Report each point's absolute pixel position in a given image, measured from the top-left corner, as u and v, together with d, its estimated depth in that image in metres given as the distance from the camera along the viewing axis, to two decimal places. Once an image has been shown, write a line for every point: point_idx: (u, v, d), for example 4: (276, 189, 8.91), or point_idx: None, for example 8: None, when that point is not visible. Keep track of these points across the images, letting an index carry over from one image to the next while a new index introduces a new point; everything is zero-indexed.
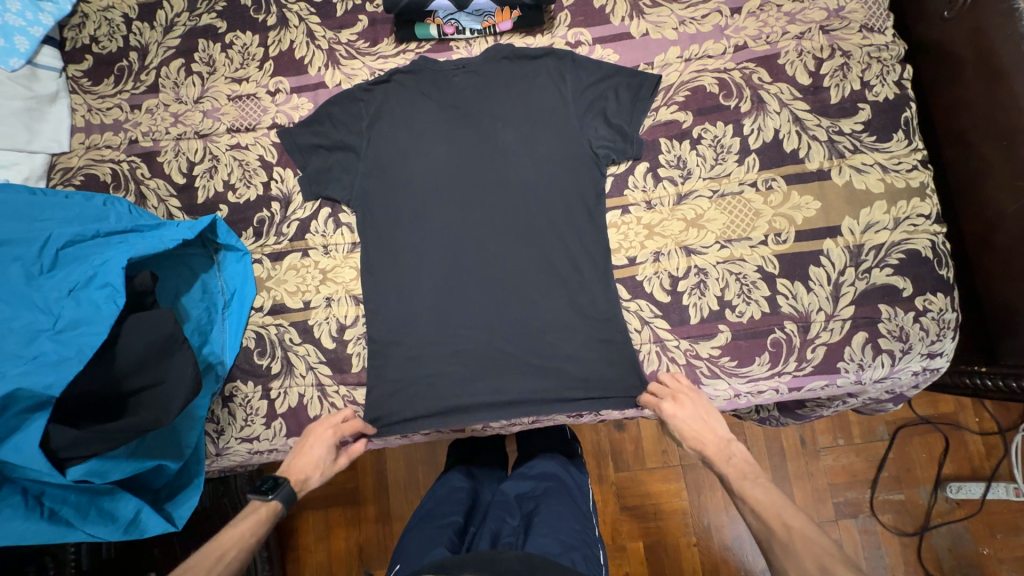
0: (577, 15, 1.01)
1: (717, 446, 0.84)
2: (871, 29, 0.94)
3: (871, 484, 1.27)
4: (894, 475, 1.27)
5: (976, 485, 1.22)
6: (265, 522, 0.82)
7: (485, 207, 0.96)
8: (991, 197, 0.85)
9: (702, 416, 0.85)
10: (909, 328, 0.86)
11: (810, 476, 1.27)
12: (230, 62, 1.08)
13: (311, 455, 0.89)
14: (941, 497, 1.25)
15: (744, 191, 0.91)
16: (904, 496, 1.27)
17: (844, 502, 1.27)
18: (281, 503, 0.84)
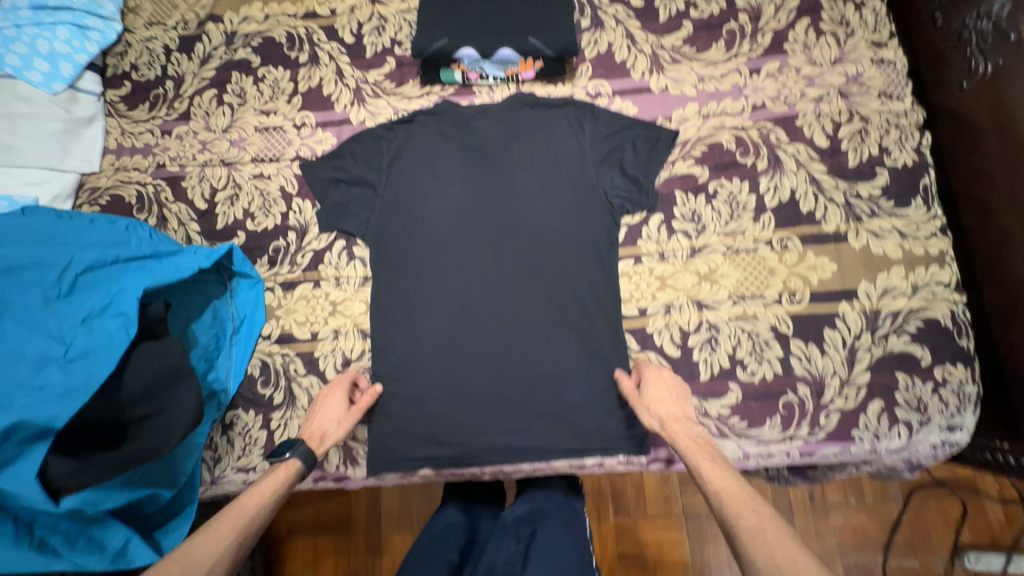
0: (598, 67, 1.04)
1: (684, 421, 0.80)
2: (889, 95, 0.95)
3: (884, 545, 1.21)
4: (909, 540, 1.21)
5: (997, 556, 1.15)
6: (284, 482, 0.80)
7: (497, 249, 0.97)
8: (1014, 269, 0.84)
9: (674, 392, 0.84)
10: (928, 399, 0.84)
11: (818, 536, 1.22)
12: (260, 95, 1.12)
13: (327, 410, 0.89)
14: (958, 567, 1.19)
15: (758, 248, 0.91)
16: (919, 563, 1.20)
17: (854, 566, 1.21)
18: (300, 463, 0.83)
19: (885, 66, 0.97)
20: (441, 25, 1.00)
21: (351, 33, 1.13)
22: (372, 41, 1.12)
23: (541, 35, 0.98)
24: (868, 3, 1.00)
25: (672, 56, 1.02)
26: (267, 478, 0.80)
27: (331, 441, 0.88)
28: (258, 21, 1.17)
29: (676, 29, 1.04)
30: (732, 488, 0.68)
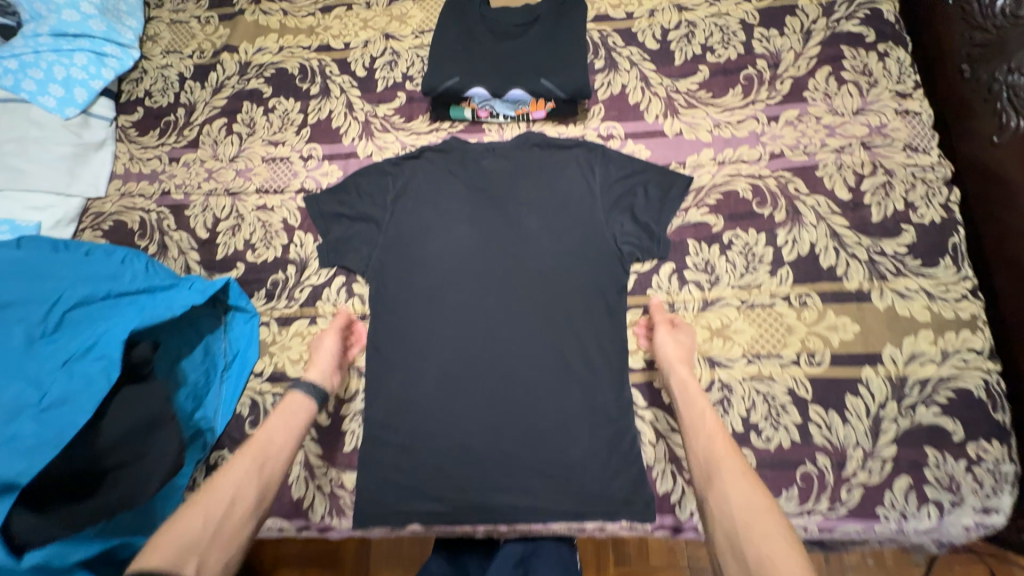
0: (611, 109, 1.02)
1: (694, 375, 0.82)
2: (915, 148, 0.92)
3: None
4: None
5: None
6: (292, 408, 0.84)
7: (501, 289, 0.93)
8: None
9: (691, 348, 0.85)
10: (960, 478, 0.77)
11: None
12: (270, 125, 1.12)
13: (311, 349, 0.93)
14: None
15: (775, 304, 0.86)
16: None
17: None
18: (298, 392, 0.86)
19: (910, 118, 0.93)
20: (452, 64, 0.99)
21: (363, 67, 1.13)
22: (384, 75, 1.12)
23: (553, 78, 0.96)
24: (891, 53, 0.98)
25: (687, 100, 1.00)
26: (275, 412, 0.84)
27: (329, 362, 0.90)
28: (273, 52, 1.18)
29: (691, 73, 1.02)
30: (719, 435, 0.74)
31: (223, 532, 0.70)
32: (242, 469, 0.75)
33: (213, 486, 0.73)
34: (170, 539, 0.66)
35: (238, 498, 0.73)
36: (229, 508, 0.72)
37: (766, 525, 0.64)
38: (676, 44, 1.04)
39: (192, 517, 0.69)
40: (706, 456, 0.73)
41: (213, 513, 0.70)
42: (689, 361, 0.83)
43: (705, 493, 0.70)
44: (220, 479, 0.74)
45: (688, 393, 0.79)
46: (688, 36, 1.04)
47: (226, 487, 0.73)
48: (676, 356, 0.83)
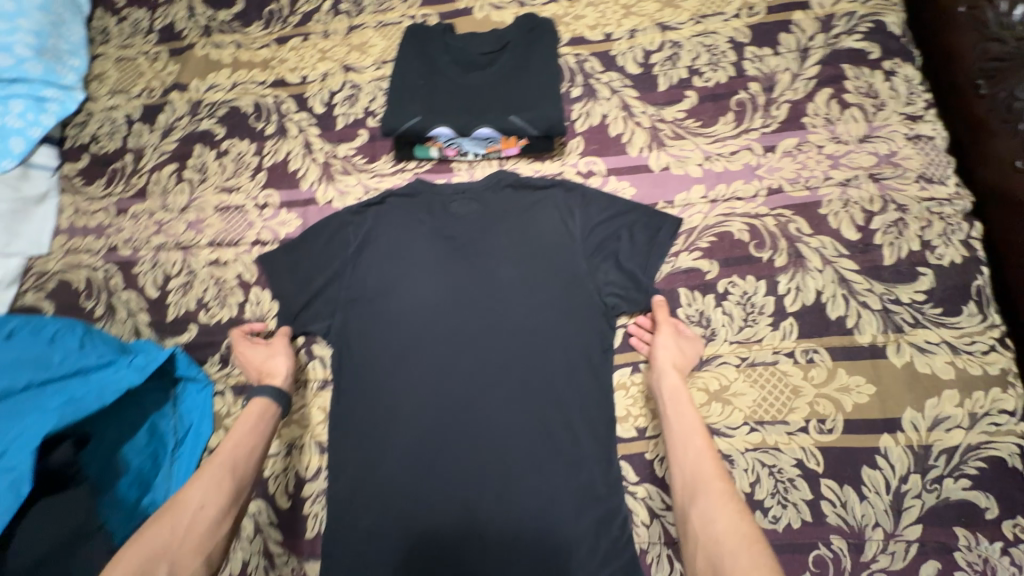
0: (590, 143, 0.93)
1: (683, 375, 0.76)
2: (929, 178, 0.82)
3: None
4: None
5: None
6: (259, 416, 0.79)
7: (476, 349, 0.84)
8: None
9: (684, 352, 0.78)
10: (997, 562, 0.68)
11: None
12: (223, 170, 1.04)
13: (252, 360, 0.86)
14: None
15: (778, 361, 0.77)
16: None
17: None
18: (263, 396, 0.81)
19: (922, 144, 0.84)
20: (412, 103, 0.90)
21: (322, 103, 1.05)
22: (344, 111, 1.03)
23: (524, 114, 0.86)
24: (898, 71, 0.88)
25: (674, 130, 0.91)
26: (239, 421, 0.79)
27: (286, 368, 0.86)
28: (226, 89, 1.10)
29: (678, 99, 0.93)
30: (709, 449, 0.67)
31: (193, 538, 0.68)
32: (211, 474, 0.72)
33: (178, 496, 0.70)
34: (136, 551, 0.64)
35: (205, 503, 0.70)
36: (196, 514, 0.69)
37: (753, 557, 0.55)
38: (659, 67, 0.95)
39: (155, 528, 0.67)
40: (691, 478, 0.65)
41: (182, 520, 0.68)
42: (684, 368, 0.77)
43: (690, 511, 0.63)
44: (186, 490, 0.71)
45: (678, 401, 0.72)
46: (672, 59, 0.95)
47: (193, 495, 0.70)
48: (671, 364, 0.76)
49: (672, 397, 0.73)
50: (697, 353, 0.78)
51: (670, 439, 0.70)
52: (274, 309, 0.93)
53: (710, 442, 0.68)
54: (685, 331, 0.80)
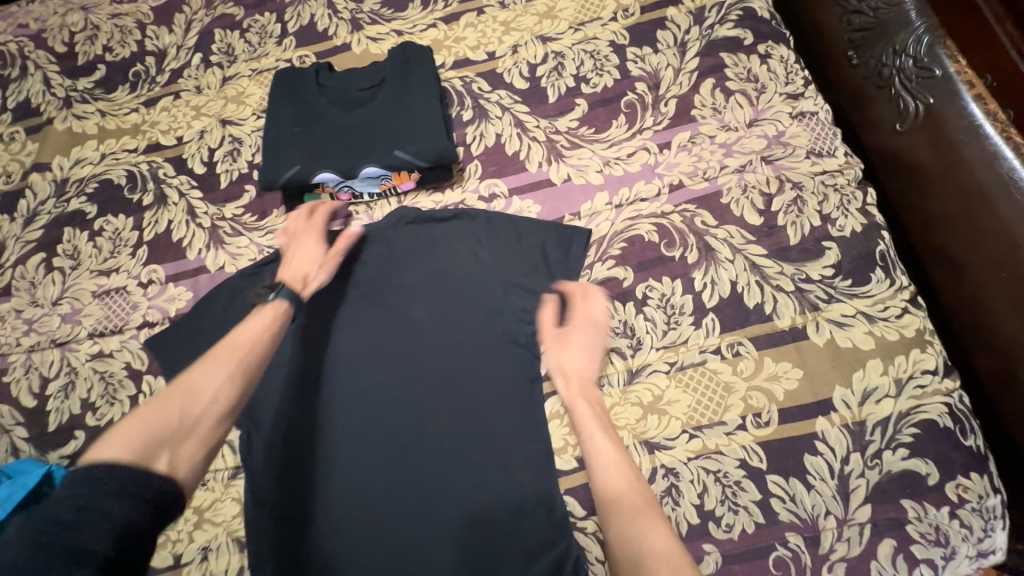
0: (488, 165, 0.90)
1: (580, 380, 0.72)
2: (819, 153, 0.83)
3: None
4: None
5: None
6: (278, 321, 0.72)
7: (401, 399, 0.79)
8: (999, 319, 0.73)
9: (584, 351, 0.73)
10: (947, 527, 0.67)
11: None
12: (98, 252, 0.94)
13: (303, 252, 0.81)
14: None
15: (706, 360, 0.75)
16: None
17: None
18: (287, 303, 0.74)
19: (807, 120, 0.85)
20: (293, 151, 0.84)
21: (202, 162, 0.97)
22: (226, 168, 0.96)
23: (409, 146, 0.82)
24: (773, 52, 0.90)
25: (570, 140, 0.89)
26: (256, 316, 0.72)
27: (320, 283, 0.81)
28: (93, 162, 1.00)
29: (569, 108, 0.91)
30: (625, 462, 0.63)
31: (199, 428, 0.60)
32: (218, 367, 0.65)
33: (181, 381, 0.63)
34: (137, 426, 0.56)
35: (217, 396, 0.63)
36: (208, 405, 0.62)
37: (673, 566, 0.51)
38: (546, 79, 0.93)
39: (154, 408, 0.59)
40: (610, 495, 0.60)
41: (190, 405, 0.61)
42: (585, 372, 0.72)
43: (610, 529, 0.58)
44: (196, 374, 0.63)
45: (582, 415, 0.68)
46: (558, 69, 0.93)
47: (208, 383, 0.63)
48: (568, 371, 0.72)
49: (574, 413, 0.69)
50: (602, 343, 0.75)
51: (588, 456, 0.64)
52: None
53: (621, 452, 0.64)
54: (589, 311, 0.76)
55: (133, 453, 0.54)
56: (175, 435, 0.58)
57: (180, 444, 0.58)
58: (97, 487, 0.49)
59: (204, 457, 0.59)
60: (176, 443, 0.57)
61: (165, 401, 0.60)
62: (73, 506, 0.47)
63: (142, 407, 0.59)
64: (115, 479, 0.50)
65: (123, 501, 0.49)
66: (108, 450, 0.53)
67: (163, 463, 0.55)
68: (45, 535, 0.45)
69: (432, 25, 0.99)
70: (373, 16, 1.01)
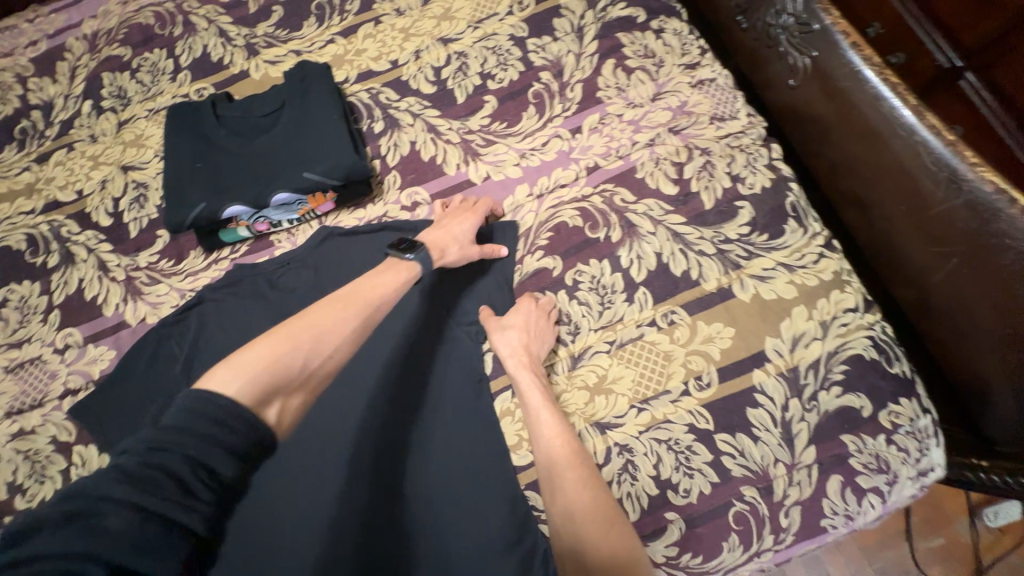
0: (406, 173, 0.89)
1: (529, 360, 0.73)
2: (721, 117, 0.86)
3: (904, 538, 1.12)
4: (923, 516, 1.13)
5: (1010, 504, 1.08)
6: (404, 279, 0.70)
7: (360, 419, 0.77)
8: (907, 250, 0.77)
9: (534, 334, 0.74)
10: (886, 453, 0.70)
11: (839, 546, 1.12)
12: (5, 324, 0.88)
13: (456, 230, 0.77)
14: (982, 526, 1.11)
15: (644, 334, 0.76)
16: (944, 538, 1.11)
17: (886, 565, 1.11)
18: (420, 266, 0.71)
19: (707, 87, 0.88)
20: (199, 188, 0.81)
21: (107, 214, 0.92)
22: (134, 216, 0.91)
23: (317, 167, 0.80)
24: (666, 27, 0.92)
25: (483, 138, 0.89)
26: (387, 271, 0.70)
27: (451, 260, 0.77)
28: None
29: (478, 107, 0.91)
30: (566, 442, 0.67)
31: (305, 385, 0.57)
32: (339, 316, 0.62)
33: (305, 320, 0.60)
34: (254, 369, 0.53)
35: (333, 351, 0.60)
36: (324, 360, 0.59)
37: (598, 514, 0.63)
38: (452, 80, 0.93)
39: (280, 344, 0.57)
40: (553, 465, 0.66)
41: (311, 355, 0.58)
42: (533, 347, 0.73)
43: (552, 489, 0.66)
44: (315, 316, 0.61)
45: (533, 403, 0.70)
46: (462, 69, 0.93)
47: (330, 334, 0.60)
48: (513, 348, 0.73)
49: (519, 385, 0.72)
50: (546, 330, 0.76)
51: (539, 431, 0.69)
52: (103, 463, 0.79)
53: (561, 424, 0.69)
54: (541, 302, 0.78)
55: (247, 398, 0.50)
56: (292, 383, 0.55)
57: (291, 395, 0.55)
58: (208, 439, 0.46)
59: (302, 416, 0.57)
60: (288, 393, 0.54)
61: (289, 341, 0.57)
62: (181, 463, 0.44)
63: (269, 338, 0.57)
64: (229, 430, 0.48)
65: (228, 463, 0.46)
66: (228, 385, 0.50)
67: (271, 415, 0.52)
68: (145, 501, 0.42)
69: (330, 41, 0.97)
70: (268, 40, 0.98)
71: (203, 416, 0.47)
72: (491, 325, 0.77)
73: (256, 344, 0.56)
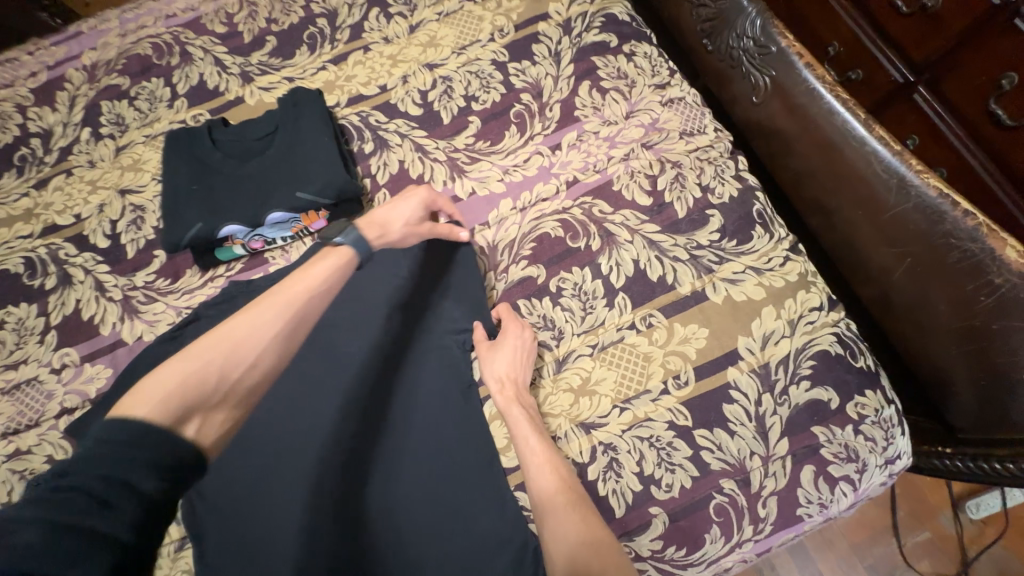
0: (395, 191, 0.93)
1: (513, 389, 0.76)
2: (690, 132, 0.92)
3: (892, 534, 1.15)
4: (910, 512, 1.16)
5: (991, 496, 1.12)
6: (340, 267, 0.66)
7: (355, 426, 0.79)
8: (870, 253, 0.82)
9: (519, 359, 0.78)
10: (855, 443, 0.74)
11: (829, 543, 1.15)
12: (2, 347, 0.89)
13: (400, 212, 0.77)
14: (965, 519, 1.15)
15: (624, 337, 0.80)
16: (930, 532, 1.15)
17: (875, 560, 1.13)
18: (351, 250, 0.68)
19: (676, 105, 0.94)
20: (195, 208, 0.85)
21: (105, 235, 0.95)
22: (132, 237, 0.94)
23: (309, 186, 0.84)
24: (637, 50, 0.99)
25: (468, 156, 0.94)
26: (316, 263, 0.66)
27: (394, 239, 0.76)
28: None
29: (463, 127, 0.96)
30: (557, 471, 0.69)
31: (230, 397, 0.53)
32: (263, 320, 0.58)
33: (227, 328, 0.57)
34: (167, 386, 0.50)
35: (260, 358, 0.56)
36: (250, 368, 0.56)
37: (595, 543, 0.62)
38: (438, 103, 0.98)
39: (200, 355, 0.54)
40: (548, 495, 0.67)
41: (230, 362, 0.54)
42: (516, 377, 0.77)
43: (547, 524, 0.65)
44: (237, 320, 0.58)
45: (521, 433, 0.73)
46: (447, 92, 0.99)
47: (253, 341, 0.57)
48: (500, 381, 0.77)
49: (510, 418, 0.74)
50: (529, 351, 0.79)
51: (529, 463, 0.71)
52: None
53: (549, 453, 0.71)
54: (518, 315, 0.83)
55: (166, 414, 0.48)
56: (213, 396, 0.52)
57: (215, 411, 0.52)
58: (128, 454, 0.45)
59: (234, 428, 0.54)
60: (211, 406, 0.51)
61: (204, 352, 0.54)
62: (94, 479, 0.43)
63: (192, 349, 0.55)
64: (145, 446, 0.46)
65: (149, 478, 0.45)
66: (141, 406, 0.48)
67: (193, 430, 0.49)
68: (58, 517, 0.42)
69: (321, 68, 1.03)
70: (262, 68, 1.04)
71: (115, 439, 0.45)
72: (481, 353, 0.80)
73: (180, 355, 0.54)
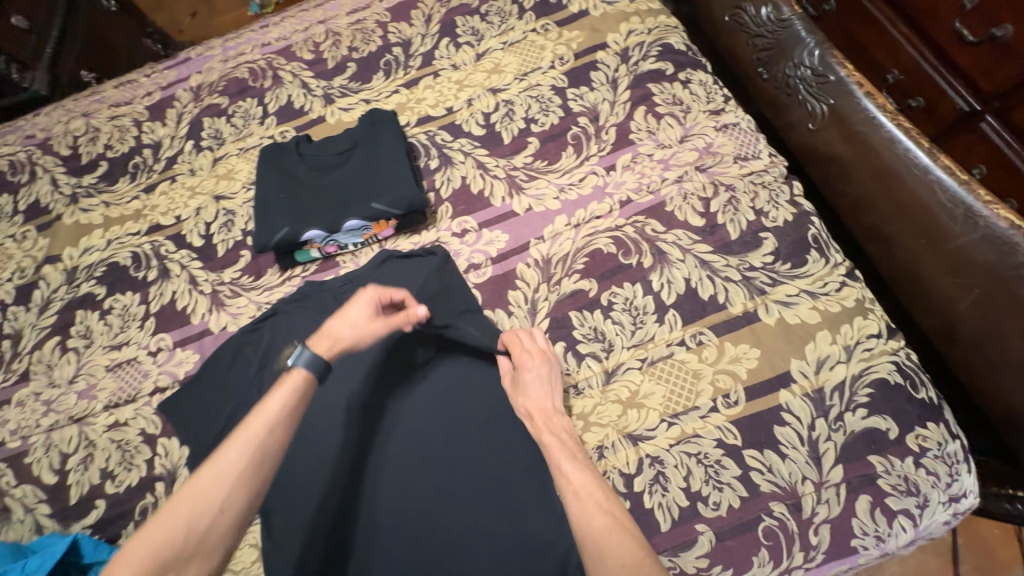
0: (457, 205, 1.00)
1: (545, 416, 0.77)
2: (744, 157, 0.94)
3: None
4: (977, 565, 1.08)
5: None
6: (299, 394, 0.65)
7: (411, 423, 0.84)
8: (933, 284, 0.80)
9: (547, 385, 0.80)
10: (915, 476, 0.72)
11: None
12: (109, 329, 1.01)
13: (350, 317, 0.75)
14: None
15: (673, 353, 0.82)
16: None
17: None
18: (306, 370, 0.67)
19: (730, 131, 0.97)
20: (281, 215, 0.94)
21: (200, 236, 1.07)
22: (222, 238, 1.06)
23: (382, 199, 0.92)
24: (693, 78, 1.03)
25: (526, 174, 1.00)
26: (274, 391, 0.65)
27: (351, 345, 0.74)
28: (100, 248, 1.09)
29: (522, 147, 1.02)
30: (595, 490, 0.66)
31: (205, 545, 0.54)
32: (231, 461, 0.58)
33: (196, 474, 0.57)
34: (145, 548, 0.52)
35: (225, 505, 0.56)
36: (217, 516, 0.55)
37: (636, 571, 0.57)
38: (500, 124, 1.05)
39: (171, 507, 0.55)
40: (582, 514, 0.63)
41: (199, 513, 0.55)
42: (547, 403, 0.78)
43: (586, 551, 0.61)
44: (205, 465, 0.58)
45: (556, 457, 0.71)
46: (509, 114, 1.06)
47: (218, 489, 0.56)
48: (531, 409, 0.78)
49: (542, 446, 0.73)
50: (557, 376, 0.80)
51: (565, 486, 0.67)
52: (184, 455, 0.89)
53: (585, 472, 0.69)
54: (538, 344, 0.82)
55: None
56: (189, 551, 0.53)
57: (189, 565, 0.53)
58: None
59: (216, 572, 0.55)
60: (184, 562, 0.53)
61: (176, 507, 0.55)
62: None
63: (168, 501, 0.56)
64: None
65: None
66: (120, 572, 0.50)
67: None
68: None
69: (395, 92, 1.12)
70: (343, 90, 1.15)
71: None
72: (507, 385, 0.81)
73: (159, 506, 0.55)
